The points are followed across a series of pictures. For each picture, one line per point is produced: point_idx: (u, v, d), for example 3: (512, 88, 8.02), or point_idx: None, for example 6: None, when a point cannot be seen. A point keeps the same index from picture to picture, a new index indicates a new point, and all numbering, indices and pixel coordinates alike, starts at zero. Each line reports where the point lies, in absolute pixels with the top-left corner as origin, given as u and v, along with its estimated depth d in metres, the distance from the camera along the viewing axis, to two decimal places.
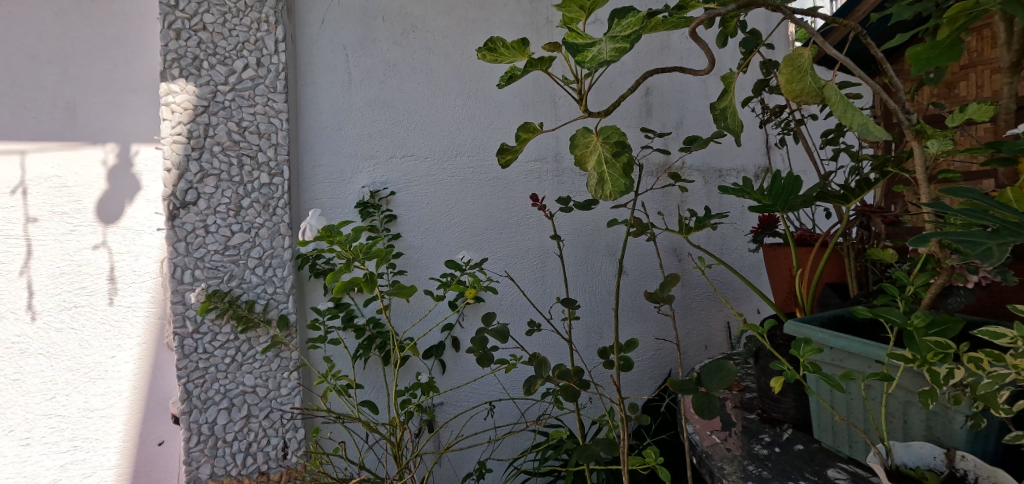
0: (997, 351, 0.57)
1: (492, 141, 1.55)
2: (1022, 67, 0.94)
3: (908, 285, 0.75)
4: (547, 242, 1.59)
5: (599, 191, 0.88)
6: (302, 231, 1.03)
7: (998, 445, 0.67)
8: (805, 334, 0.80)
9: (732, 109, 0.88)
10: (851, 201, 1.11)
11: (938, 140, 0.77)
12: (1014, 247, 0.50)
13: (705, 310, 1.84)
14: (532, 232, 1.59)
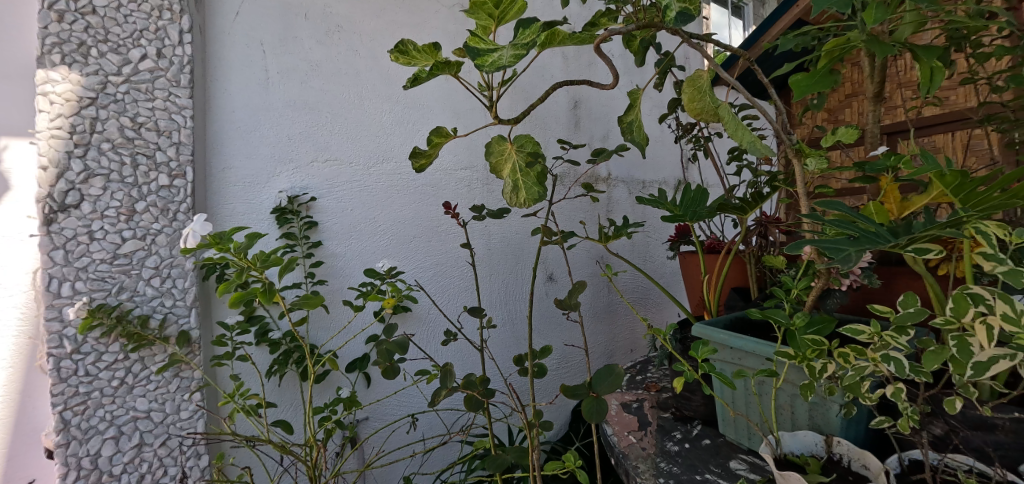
0: (860, 346, 0.63)
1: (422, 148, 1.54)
2: (883, 99, 1.10)
3: (793, 288, 0.84)
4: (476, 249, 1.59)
5: (514, 198, 0.92)
6: (183, 237, 0.86)
7: (866, 428, 0.76)
8: (708, 335, 0.86)
9: (638, 123, 0.93)
10: (748, 212, 1.21)
11: (815, 158, 0.87)
12: (867, 254, 0.58)
13: (626, 315, 1.92)
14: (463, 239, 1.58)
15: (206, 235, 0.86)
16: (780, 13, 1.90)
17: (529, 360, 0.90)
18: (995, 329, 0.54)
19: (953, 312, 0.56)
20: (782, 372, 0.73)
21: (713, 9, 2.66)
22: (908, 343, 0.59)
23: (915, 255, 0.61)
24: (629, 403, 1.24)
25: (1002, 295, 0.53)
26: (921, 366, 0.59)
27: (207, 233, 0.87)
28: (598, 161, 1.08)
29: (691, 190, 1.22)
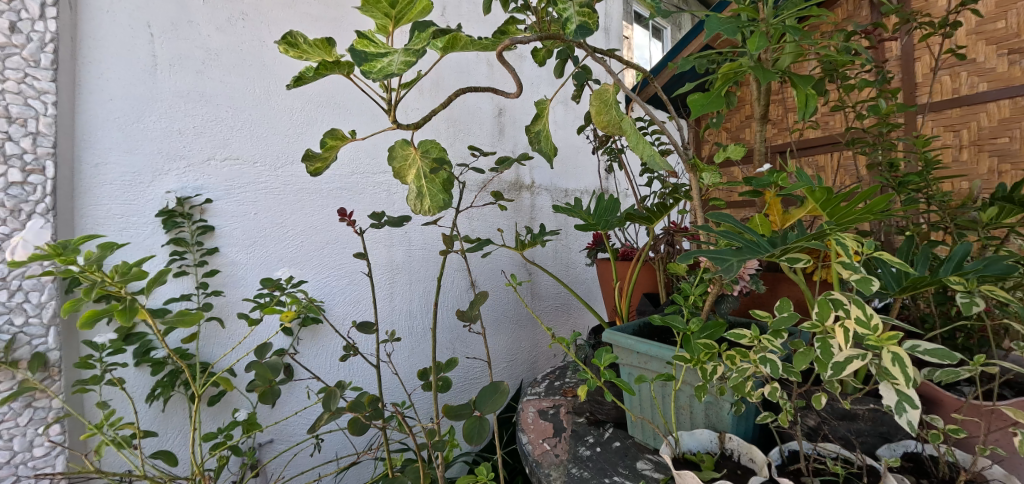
0: (744, 349, 0.68)
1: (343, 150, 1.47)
2: (768, 120, 1.21)
3: (690, 295, 0.90)
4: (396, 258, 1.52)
5: (418, 205, 0.90)
6: (8, 248, 0.75)
7: (754, 424, 0.82)
8: (618, 341, 0.88)
9: (545, 132, 0.95)
10: (654, 221, 1.25)
11: (710, 173, 0.92)
12: (747, 263, 0.64)
13: (548, 321, 1.94)
14: (382, 246, 1.51)
15: (39, 245, 0.76)
16: (688, 38, 2.04)
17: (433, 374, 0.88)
18: (851, 331, 0.59)
19: (818, 316, 0.61)
20: (680, 376, 0.77)
21: (634, 30, 2.80)
22: (782, 345, 0.64)
23: (789, 264, 0.67)
24: (545, 410, 1.25)
25: (856, 300, 0.60)
26: (793, 366, 0.65)
27: (42, 242, 0.77)
28: (500, 170, 1.06)
29: (604, 199, 1.27)
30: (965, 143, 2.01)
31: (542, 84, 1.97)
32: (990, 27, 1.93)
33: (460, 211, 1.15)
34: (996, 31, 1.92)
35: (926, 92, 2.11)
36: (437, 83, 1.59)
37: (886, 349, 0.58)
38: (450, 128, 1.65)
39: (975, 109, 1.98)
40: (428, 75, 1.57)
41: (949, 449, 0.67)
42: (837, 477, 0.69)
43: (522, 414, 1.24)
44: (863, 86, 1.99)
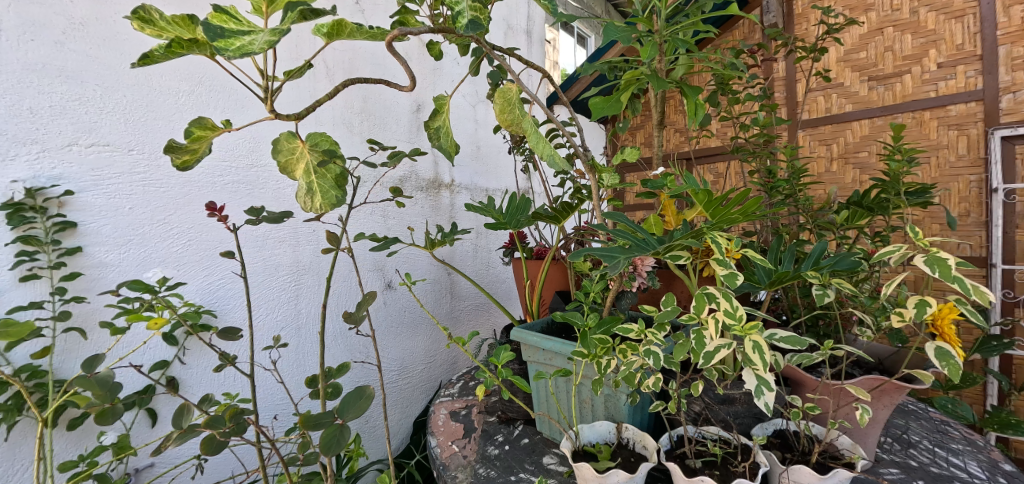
0: (633, 343, 0.71)
1: (234, 140, 1.31)
2: (665, 126, 1.29)
3: (591, 292, 0.93)
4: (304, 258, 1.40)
5: (307, 201, 0.84)
6: None
7: (649, 413, 0.87)
8: (525, 339, 0.89)
9: (445, 129, 0.94)
10: (561, 220, 1.26)
11: (608, 175, 0.96)
12: (631, 261, 0.71)
13: (467, 321, 1.93)
14: (285, 246, 1.36)
15: None
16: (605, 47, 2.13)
17: (322, 381, 0.84)
18: (720, 322, 0.64)
19: (694, 309, 0.66)
20: (580, 371, 0.80)
21: (559, 34, 2.87)
22: (664, 338, 0.69)
23: (671, 260, 0.74)
24: (457, 411, 1.23)
25: (725, 293, 0.65)
26: (675, 357, 0.69)
27: None
28: (390, 166, 1.01)
29: (515, 198, 1.28)
30: (835, 155, 2.28)
31: (461, 83, 1.95)
32: (855, 56, 2.22)
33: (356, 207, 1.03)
34: (859, 60, 2.21)
35: (804, 109, 2.37)
36: (349, 72, 1.50)
37: (748, 338, 0.64)
38: (365, 121, 1.58)
39: (842, 127, 2.26)
40: (343, 60, 1.49)
41: (806, 423, 0.75)
42: (716, 457, 0.75)
43: (433, 417, 1.22)
44: (753, 102, 2.20)
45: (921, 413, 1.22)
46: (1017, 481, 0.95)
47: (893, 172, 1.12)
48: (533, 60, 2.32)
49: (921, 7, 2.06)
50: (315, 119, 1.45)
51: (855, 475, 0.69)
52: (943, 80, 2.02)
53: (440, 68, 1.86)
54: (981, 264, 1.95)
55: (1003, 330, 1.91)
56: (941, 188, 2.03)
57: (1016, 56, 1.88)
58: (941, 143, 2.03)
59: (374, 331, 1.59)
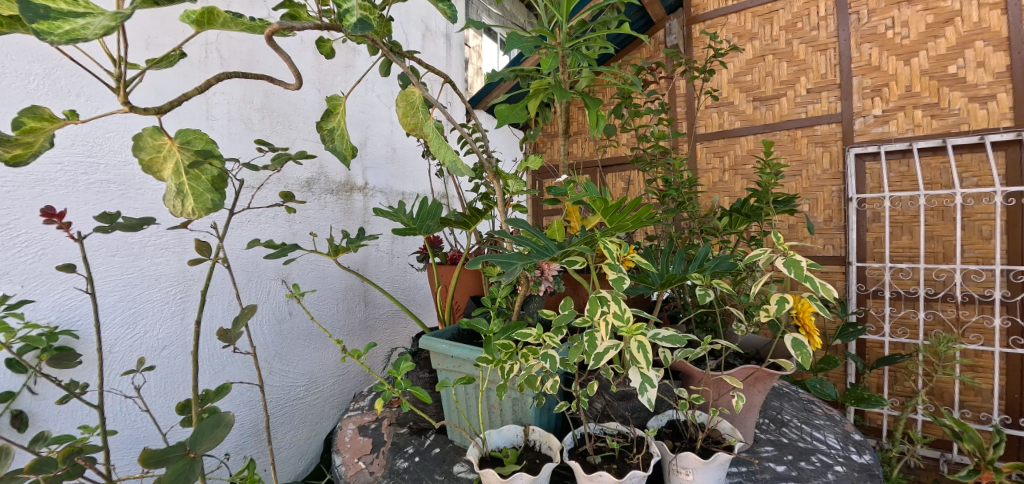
0: (533, 347, 0.72)
1: (114, 138, 1.14)
2: (570, 136, 1.34)
3: (497, 297, 0.93)
4: (192, 267, 1.26)
5: (177, 205, 0.77)
6: None
7: (556, 413, 0.89)
8: (433, 346, 0.88)
9: (340, 130, 0.90)
10: (470, 225, 1.17)
11: (513, 181, 0.97)
12: (528, 267, 0.73)
13: (382, 331, 1.86)
14: (168, 255, 1.22)
15: None
16: (521, 58, 2.18)
17: (196, 406, 0.82)
18: (608, 323, 0.67)
19: (588, 312, 0.68)
20: (485, 376, 0.81)
21: (483, 41, 2.70)
22: (559, 342, 0.70)
23: (567, 265, 0.78)
24: (366, 425, 1.17)
25: (614, 296, 0.68)
26: (570, 360, 0.71)
27: None
28: (270, 167, 0.92)
29: (427, 203, 1.25)
30: (726, 167, 2.51)
31: (377, 84, 1.88)
32: (742, 78, 2.47)
33: (236, 212, 0.93)
34: (746, 82, 2.46)
35: (701, 124, 2.59)
36: (249, 63, 1.38)
37: (633, 338, 0.67)
38: (266, 118, 1.47)
39: (732, 141, 2.50)
40: (241, 50, 1.37)
41: (693, 413, 0.81)
42: (614, 452, 0.78)
43: (338, 433, 1.15)
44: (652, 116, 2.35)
45: (792, 395, 1.37)
46: (864, 449, 1.10)
47: (764, 183, 1.25)
48: (452, 64, 2.30)
49: (794, 40, 2.34)
50: (206, 112, 1.32)
51: (734, 457, 0.75)
52: (811, 104, 2.30)
53: (354, 65, 1.79)
54: (840, 263, 2.24)
55: (858, 319, 2.20)
56: (810, 197, 2.30)
57: (866, 86, 2.19)
58: (810, 158, 2.31)
59: (255, 351, 1.41)
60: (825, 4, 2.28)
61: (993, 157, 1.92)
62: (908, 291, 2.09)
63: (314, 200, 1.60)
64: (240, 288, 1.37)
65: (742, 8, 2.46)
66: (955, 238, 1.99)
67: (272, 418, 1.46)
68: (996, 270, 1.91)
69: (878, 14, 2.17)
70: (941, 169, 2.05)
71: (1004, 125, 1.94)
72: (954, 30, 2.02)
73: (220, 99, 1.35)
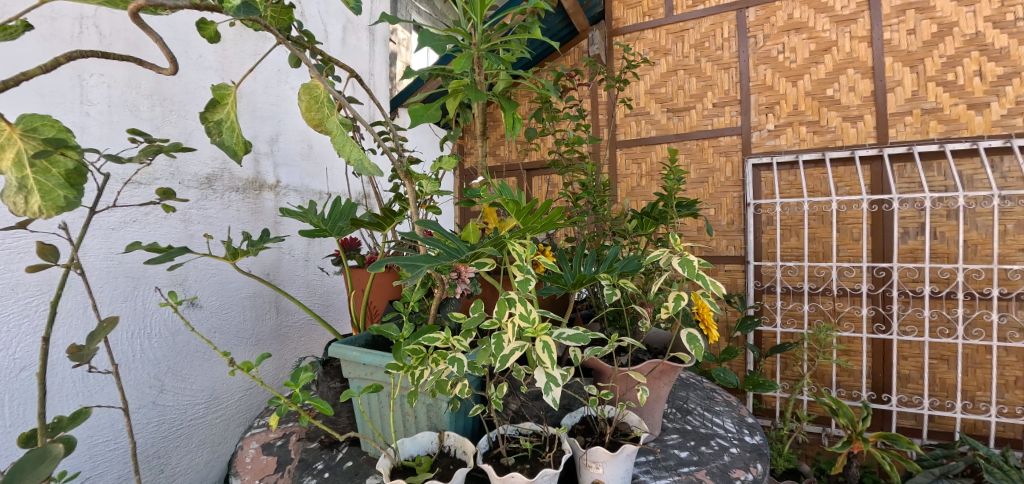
0: (442, 351, 0.71)
1: None
2: (488, 137, 1.34)
3: (411, 301, 0.90)
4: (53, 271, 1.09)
5: (19, 203, 0.68)
6: None
7: (473, 416, 0.88)
8: (343, 354, 0.85)
9: (228, 123, 0.86)
10: (385, 228, 1.09)
11: (426, 181, 0.94)
12: (434, 269, 0.72)
13: (297, 340, 1.73)
14: (24, 259, 1.05)
15: None
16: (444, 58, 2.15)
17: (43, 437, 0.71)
18: (515, 325, 0.67)
19: (496, 314, 0.68)
20: (396, 383, 0.78)
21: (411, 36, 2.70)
22: (468, 345, 0.69)
23: (476, 267, 0.77)
24: (270, 443, 1.09)
25: (521, 297, 0.68)
26: (479, 362, 0.71)
27: None
28: (137, 159, 0.82)
29: (339, 202, 1.18)
30: (643, 173, 2.65)
31: (290, 75, 1.76)
32: (657, 90, 2.61)
33: (97, 212, 0.81)
34: (660, 94, 2.60)
35: (621, 132, 2.71)
36: (136, 44, 1.24)
37: (539, 339, 0.67)
38: (156, 106, 1.32)
39: (648, 149, 2.64)
40: (127, 28, 1.22)
41: (602, 408, 0.83)
42: (527, 452, 0.79)
43: (237, 453, 1.06)
44: (570, 122, 2.42)
45: (697, 384, 1.46)
46: (756, 432, 1.19)
47: (669, 188, 1.32)
48: (377, 60, 2.20)
49: (702, 57, 2.52)
50: (81, 97, 1.17)
51: (640, 448, 0.78)
52: (716, 117, 2.49)
53: (265, 53, 1.66)
54: (741, 262, 2.44)
55: (755, 312, 2.41)
56: (715, 202, 2.49)
57: (761, 103, 2.41)
58: (715, 166, 2.49)
59: (135, 367, 1.26)
60: (728, 27, 2.47)
61: (860, 169, 2.19)
62: (795, 286, 2.33)
63: (213, 198, 1.46)
64: (94, 297, 1.19)
65: (657, 25, 2.60)
66: (832, 240, 2.25)
67: (165, 441, 1.32)
68: (863, 267, 2.17)
69: (772, 39, 2.39)
70: (821, 179, 2.30)
71: (869, 142, 2.21)
72: (832, 58, 2.28)
73: (98, 81, 1.20)
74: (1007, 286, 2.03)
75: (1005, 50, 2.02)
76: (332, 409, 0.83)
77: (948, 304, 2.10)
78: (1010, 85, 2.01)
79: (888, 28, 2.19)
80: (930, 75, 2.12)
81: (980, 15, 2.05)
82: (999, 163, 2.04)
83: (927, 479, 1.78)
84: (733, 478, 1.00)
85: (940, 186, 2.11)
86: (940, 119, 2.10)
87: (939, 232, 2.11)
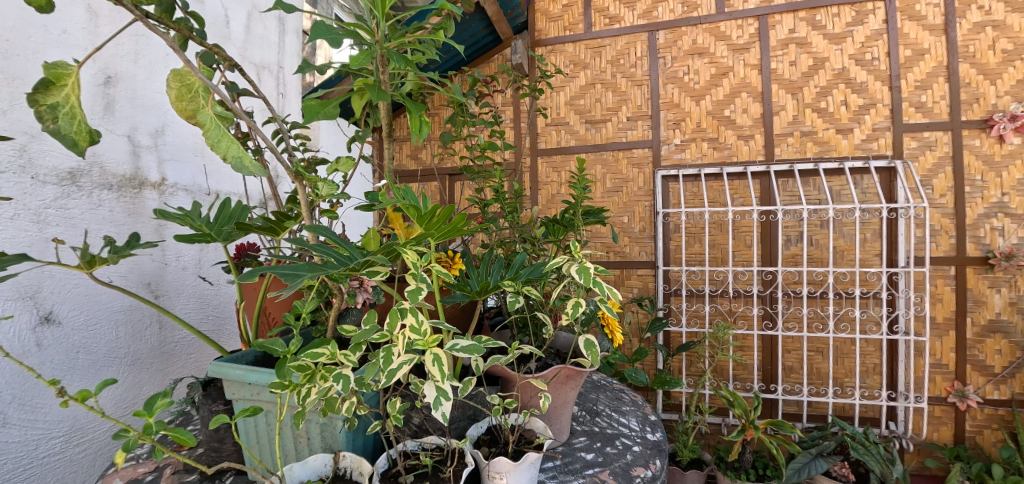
0: (329, 367, 0.67)
1: None
2: (397, 140, 1.28)
3: (303, 313, 0.84)
4: None
5: None
6: None
7: (373, 434, 0.83)
8: (223, 373, 0.77)
9: (71, 108, 0.81)
10: (281, 233, 1.00)
11: (322, 184, 0.88)
12: (316, 279, 0.68)
13: (184, 358, 1.55)
14: None
15: None
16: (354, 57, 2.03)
17: None
18: (406, 338, 0.64)
19: (387, 326, 0.65)
20: (283, 403, 0.72)
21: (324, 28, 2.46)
22: (356, 360, 0.66)
23: (369, 276, 0.73)
24: (139, 479, 0.95)
25: (412, 308, 0.65)
26: (367, 378, 0.67)
27: None
28: None
29: (228, 203, 1.07)
30: (562, 180, 2.71)
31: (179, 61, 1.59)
32: (576, 102, 2.69)
33: None
34: (579, 106, 2.69)
35: (541, 140, 2.75)
36: None
37: (430, 351, 0.65)
38: (2, 86, 1.13)
39: (567, 158, 2.71)
40: None
41: (505, 417, 0.83)
42: (428, 468, 0.76)
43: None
44: (488, 129, 2.41)
45: (607, 385, 1.48)
46: (657, 429, 1.25)
47: (577, 197, 1.36)
48: (286, 52, 2.05)
49: (617, 73, 2.64)
50: None
51: (543, 455, 0.79)
52: (630, 130, 2.61)
53: (150, 35, 1.50)
54: (651, 267, 2.57)
55: (663, 314, 2.55)
56: (628, 210, 2.61)
57: (669, 119, 2.56)
58: (628, 177, 2.61)
59: None
60: (640, 46, 2.60)
61: (751, 182, 2.40)
62: (697, 288, 2.49)
63: (77, 197, 1.28)
64: None
65: (577, 39, 2.68)
66: (728, 246, 2.44)
67: None
68: (755, 271, 2.38)
69: (678, 61, 2.55)
70: (720, 191, 2.49)
71: (759, 158, 2.44)
72: (729, 82, 2.48)
73: None
74: (867, 287, 2.32)
75: (865, 84, 2.32)
76: (196, 439, 0.74)
77: (822, 303, 2.36)
78: (869, 115, 2.31)
79: (774, 59, 2.43)
80: (807, 102, 2.38)
81: (845, 53, 2.34)
82: (860, 180, 2.34)
83: (806, 459, 1.98)
84: (634, 476, 1.05)
85: (815, 199, 2.38)
86: (815, 140, 2.37)
87: (815, 240, 2.38)
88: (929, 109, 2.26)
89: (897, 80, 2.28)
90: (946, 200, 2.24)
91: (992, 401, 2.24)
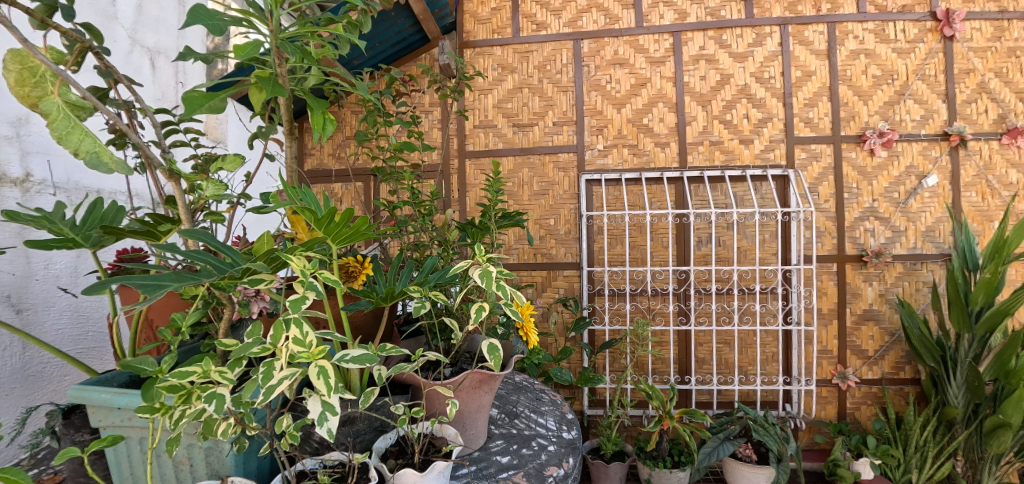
0: (205, 385, 0.63)
1: None
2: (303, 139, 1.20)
3: (183, 326, 0.77)
4: None
5: None
6: None
7: (268, 454, 0.77)
8: (86, 398, 0.69)
9: None
10: (162, 237, 0.90)
11: (208, 184, 0.81)
12: (183, 289, 0.62)
13: (53, 384, 1.35)
14: None
15: None
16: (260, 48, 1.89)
17: None
18: (289, 350, 0.60)
19: (271, 338, 0.61)
20: (155, 427, 0.66)
21: None
22: (233, 377, 0.62)
23: (252, 285, 0.68)
24: None
25: (295, 318, 0.61)
26: (248, 396, 0.63)
27: None
28: None
29: (98, 204, 0.95)
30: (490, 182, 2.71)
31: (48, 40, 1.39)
32: (504, 105, 2.70)
33: None
34: (507, 109, 2.70)
35: (469, 142, 2.73)
36: None
37: (315, 363, 0.62)
38: None
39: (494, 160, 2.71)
40: None
41: (412, 426, 0.80)
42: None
43: None
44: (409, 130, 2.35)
45: (526, 384, 1.49)
46: (573, 427, 1.28)
47: (491, 200, 1.36)
48: (185, 38, 1.87)
49: (544, 79, 2.68)
50: None
51: (451, 463, 0.77)
52: (555, 135, 2.67)
53: None
54: (577, 268, 2.63)
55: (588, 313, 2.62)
56: (554, 212, 2.66)
57: (592, 125, 2.65)
58: (554, 180, 2.66)
59: None
60: (566, 54, 2.67)
61: (667, 186, 2.54)
62: (619, 288, 2.59)
63: None
64: None
65: (505, 43, 2.70)
66: (647, 247, 2.56)
67: None
68: (670, 271, 2.52)
69: (600, 70, 2.64)
70: (639, 195, 2.62)
71: (673, 164, 2.59)
72: (647, 92, 2.61)
73: None
74: (766, 283, 2.54)
75: (764, 99, 2.54)
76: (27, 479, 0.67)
77: (728, 299, 2.55)
78: (766, 128, 2.54)
79: (687, 73, 2.59)
80: (715, 114, 2.56)
81: (747, 71, 2.55)
82: (760, 187, 2.56)
83: (715, 443, 2.12)
84: (547, 476, 1.07)
85: (722, 203, 2.56)
86: (722, 149, 2.56)
87: (722, 240, 2.55)
88: (815, 124, 2.52)
89: (790, 97, 2.52)
90: (829, 204, 2.51)
91: (867, 380, 2.54)
